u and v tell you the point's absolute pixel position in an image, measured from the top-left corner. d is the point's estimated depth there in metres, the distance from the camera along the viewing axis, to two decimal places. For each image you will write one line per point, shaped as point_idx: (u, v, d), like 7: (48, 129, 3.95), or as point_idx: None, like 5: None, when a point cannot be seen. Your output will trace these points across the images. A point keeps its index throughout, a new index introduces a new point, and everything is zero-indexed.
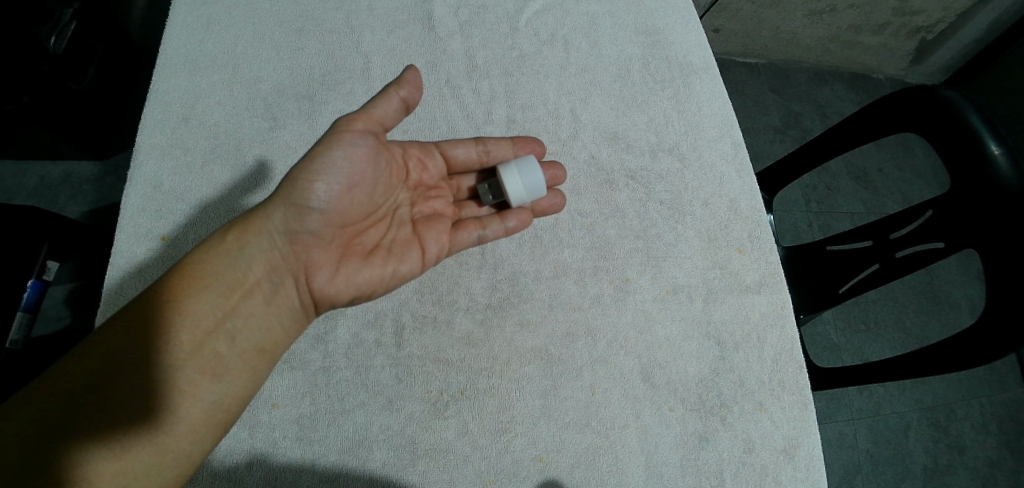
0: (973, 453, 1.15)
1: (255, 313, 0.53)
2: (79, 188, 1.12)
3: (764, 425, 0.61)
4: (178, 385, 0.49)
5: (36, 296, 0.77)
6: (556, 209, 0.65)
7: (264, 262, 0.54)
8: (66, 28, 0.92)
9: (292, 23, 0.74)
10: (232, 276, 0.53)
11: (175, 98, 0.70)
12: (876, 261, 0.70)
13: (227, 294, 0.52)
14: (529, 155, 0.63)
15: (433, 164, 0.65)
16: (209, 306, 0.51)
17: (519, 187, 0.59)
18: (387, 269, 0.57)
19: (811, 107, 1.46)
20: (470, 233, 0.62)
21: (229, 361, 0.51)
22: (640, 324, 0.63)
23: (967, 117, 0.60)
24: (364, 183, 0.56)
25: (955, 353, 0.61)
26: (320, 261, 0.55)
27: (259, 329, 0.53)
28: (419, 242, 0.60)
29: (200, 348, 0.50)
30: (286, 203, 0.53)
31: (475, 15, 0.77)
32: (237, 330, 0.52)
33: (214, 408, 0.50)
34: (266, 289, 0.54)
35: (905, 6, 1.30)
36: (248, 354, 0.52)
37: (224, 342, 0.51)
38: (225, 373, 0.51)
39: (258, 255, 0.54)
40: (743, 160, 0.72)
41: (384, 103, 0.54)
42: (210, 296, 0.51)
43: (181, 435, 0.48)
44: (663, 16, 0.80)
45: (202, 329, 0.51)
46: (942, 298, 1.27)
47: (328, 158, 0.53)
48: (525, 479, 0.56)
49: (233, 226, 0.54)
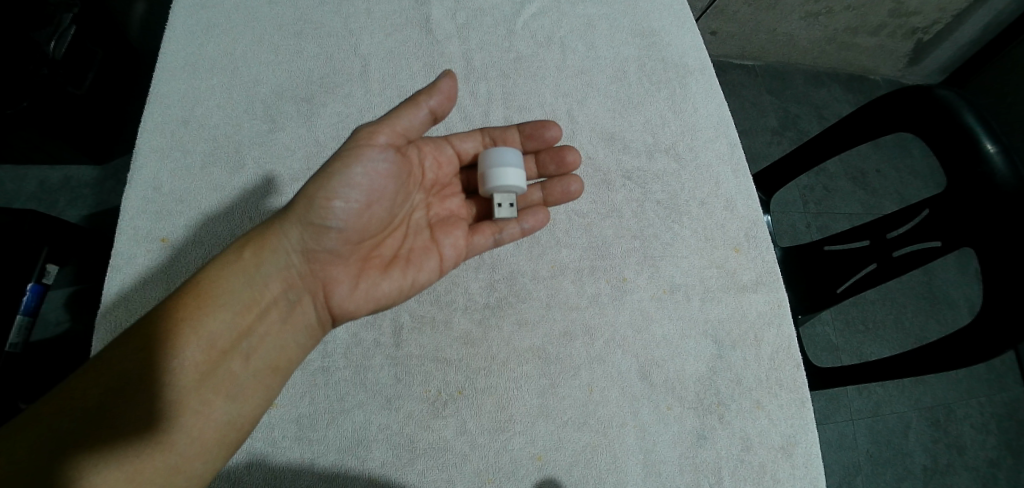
0: (973, 452, 1.15)
1: (270, 333, 0.54)
2: (79, 192, 1.12)
3: (761, 423, 0.61)
4: (192, 404, 0.49)
5: (36, 300, 0.76)
6: (573, 196, 0.67)
7: (281, 281, 0.55)
8: (65, 34, 0.95)
9: (291, 27, 0.75)
10: (247, 293, 0.54)
11: (174, 101, 0.70)
12: (874, 261, 0.71)
13: (242, 312, 0.53)
14: (498, 154, 0.61)
15: (446, 162, 0.66)
16: (226, 323, 0.52)
17: (519, 172, 0.61)
18: (407, 279, 0.59)
19: (808, 108, 1.47)
20: (486, 238, 0.63)
21: (242, 380, 0.51)
22: (638, 324, 0.63)
23: (962, 116, 0.61)
24: (383, 200, 0.57)
25: (955, 351, 0.61)
26: (339, 277, 0.57)
27: (273, 347, 0.54)
28: (437, 247, 0.61)
29: (215, 368, 0.51)
30: (302, 222, 0.54)
31: (473, 17, 0.78)
32: (251, 349, 0.52)
33: (226, 428, 0.50)
34: (283, 306, 0.55)
35: (902, 8, 1.31)
36: (261, 372, 0.52)
37: (239, 362, 0.52)
38: (239, 393, 0.51)
39: (275, 273, 0.55)
40: (739, 160, 0.73)
41: (411, 113, 0.57)
42: (224, 313, 0.52)
43: (192, 456, 0.49)
44: (659, 18, 0.81)
45: (217, 348, 0.51)
46: (940, 297, 1.27)
47: (346, 175, 0.54)
48: (523, 478, 0.56)
49: (247, 242, 0.55)
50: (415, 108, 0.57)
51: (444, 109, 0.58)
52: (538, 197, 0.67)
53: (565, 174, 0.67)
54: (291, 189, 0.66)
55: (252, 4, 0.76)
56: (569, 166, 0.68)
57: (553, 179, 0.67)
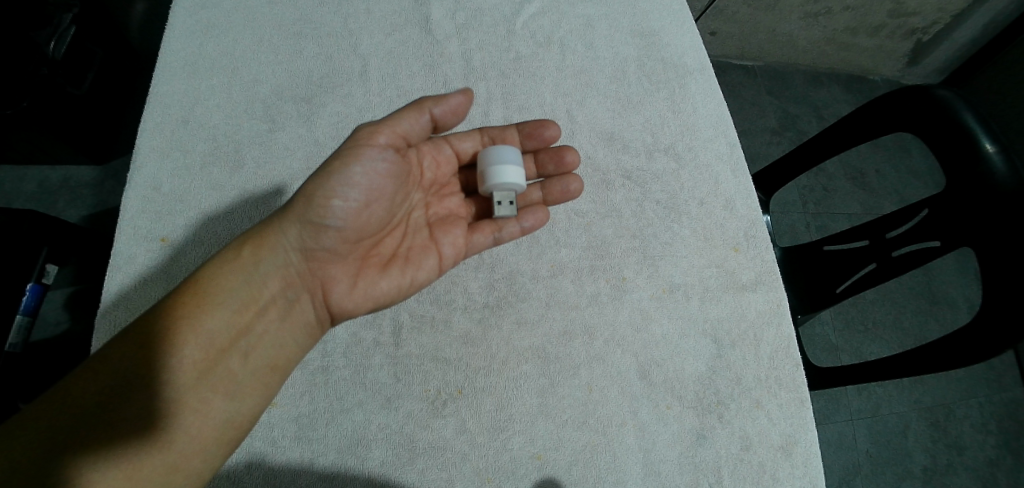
0: (973, 452, 1.15)
1: (269, 331, 0.54)
2: (78, 192, 1.12)
3: (761, 422, 0.61)
4: (191, 402, 0.49)
5: (35, 300, 0.76)
6: (572, 196, 0.67)
7: (281, 279, 0.55)
8: (66, 33, 0.94)
9: (291, 27, 0.75)
10: (245, 291, 0.54)
11: (174, 101, 0.70)
12: (873, 260, 0.71)
13: (241, 310, 0.53)
14: (497, 152, 0.61)
15: (445, 162, 0.66)
16: (226, 321, 0.52)
17: (518, 170, 0.61)
18: (405, 278, 0.59)
19: (807, 109, 1.48)
20: (485, 237, 0.63)
21: (241, 379, 0.51)
22: (638, 323, 0.63)
23: (960, 115, 0.61)
24: (382, 199, 0.57)
25: (956, 350, 0.61)
26: (338, 276, 0.57)
27: (272, 347, 0.54)
28: (435, 245, 0.61)
29: (213, 366, 0.51)
30: (301, 220, 0.54)
31: (472, 17, 0.78)
32: (250, 348, 0.52)
33: (225, 427, 0.50)
34: (282, 304, 0.55)
35: (901, 8, 1.31)
36: (260, 371, 0.52)
37: (237, 360, 0.52)
38: (237, 392, 0.51)
39: (274, 271, 0.55)
40: (738, 160, 0.73)
41: (412, 116, 0.58)
42: (223, 311, 0.52)
43: (191, 453, 0.48)
44: (658, 18, 0.81)
45: (216, 346, 0.51)
46: (940, 297, 1.27)
47: (346, 174, 0.54)
48: (523, 477, 0.56)
49: (247, 240, 0.55)
50: (417, 111, 0.58)
51: (447, 118, 0.60)
52: (538, 196, 0.67)
53: (564, 174, 0.67)
54: (289, 189, 0.66)
55: (252, 4, 0.76)
56: (569, 166, 0.68)
57: (552, 178, 0.67)
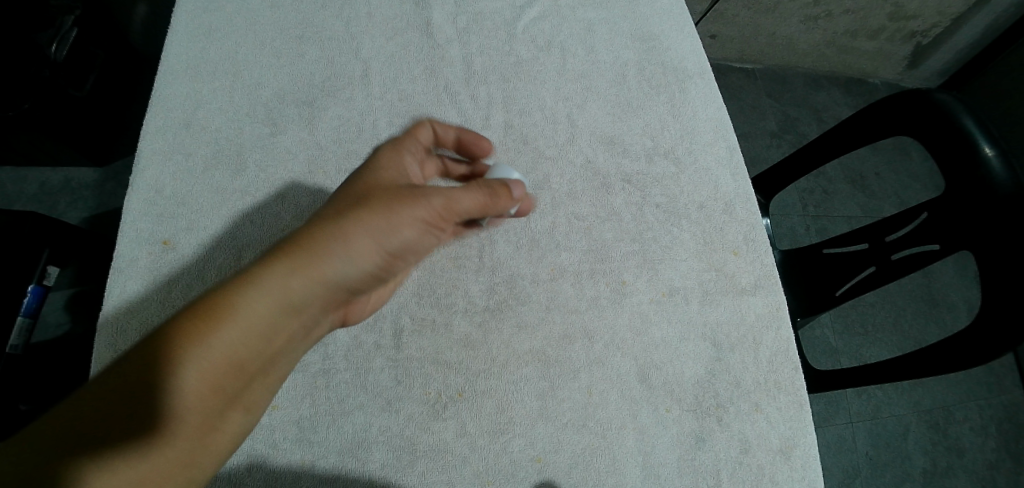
0: (972, 455, 1.16)
1: (294, 352, 0.53)
2: (79, 194, 1.13)
3: (761, 426, 0.61)
4: (217, 424, 0.48)
5: (36, 301, 0.76)
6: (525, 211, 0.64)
7: (319, 308, 0.52)
8: (66, 37, 0.93)
9: (292, 31, 0.76)
10: (285, 321, 0.50)
11: (176, 104, 0.70)
12: (872, 264, 0.71)
13: (277, 339, 0.50)
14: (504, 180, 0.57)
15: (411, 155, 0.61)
16: (248, 353, 0.49)
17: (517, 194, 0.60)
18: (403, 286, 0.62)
19: (807, 112, 1.48)
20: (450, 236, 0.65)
21: (262, 395, 0.52)
22: (637, 326, 0.64)
23: (960, 119, 0.61)
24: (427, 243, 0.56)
25: (955, 354, 0.61)
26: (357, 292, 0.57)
27: (293, 363, 0.54)
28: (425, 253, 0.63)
29: (243, 390, 0.50)
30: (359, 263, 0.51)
31: (474, 22, 0.78)
32: (276, 369, 0.52)
33: (242, 436, 0.51)
34: (310, 328, 0.53)
35: (901, 12, 1.31)
36: (277, 384, 0.53)
37: (263, 381, 0.51)
38: (258, 406, 0.52)
39: (316, 303, 0.51)
40: (738, 164, 0.73)
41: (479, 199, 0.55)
42: (262, 342, 0.49)
43: (212, 466, 0.49)
44: (658, 22, 0.81)
45: (248, 374, 0.49)
46: (939, 300, 1.28)
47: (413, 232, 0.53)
48: (523, 479, 0.57)
49: (294, 268, 0.49)
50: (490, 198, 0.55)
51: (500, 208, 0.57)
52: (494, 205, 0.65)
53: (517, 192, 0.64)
54: (289, 193, 0.66)
55: (254, 7, 0.77)
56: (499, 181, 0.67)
57: None
